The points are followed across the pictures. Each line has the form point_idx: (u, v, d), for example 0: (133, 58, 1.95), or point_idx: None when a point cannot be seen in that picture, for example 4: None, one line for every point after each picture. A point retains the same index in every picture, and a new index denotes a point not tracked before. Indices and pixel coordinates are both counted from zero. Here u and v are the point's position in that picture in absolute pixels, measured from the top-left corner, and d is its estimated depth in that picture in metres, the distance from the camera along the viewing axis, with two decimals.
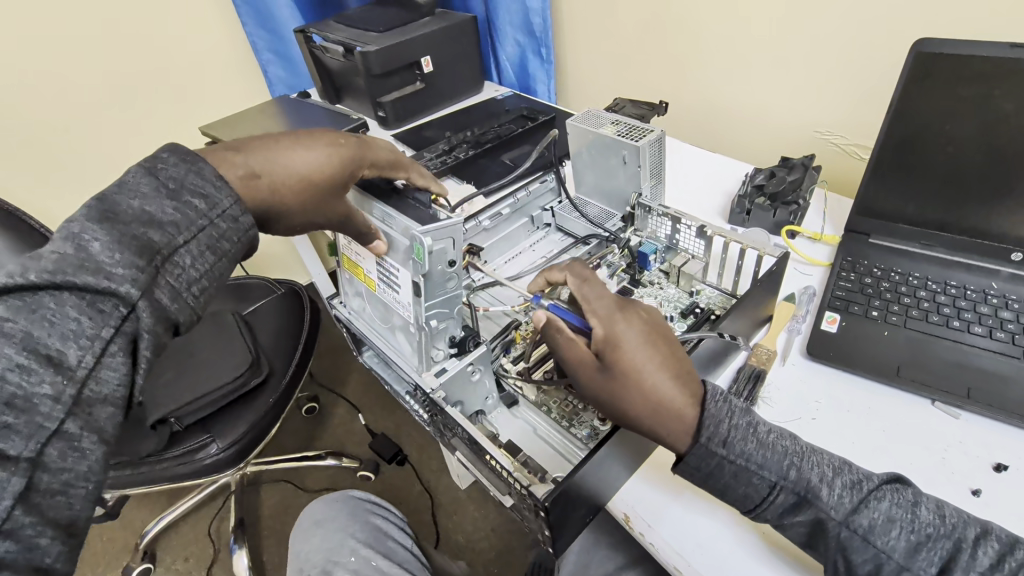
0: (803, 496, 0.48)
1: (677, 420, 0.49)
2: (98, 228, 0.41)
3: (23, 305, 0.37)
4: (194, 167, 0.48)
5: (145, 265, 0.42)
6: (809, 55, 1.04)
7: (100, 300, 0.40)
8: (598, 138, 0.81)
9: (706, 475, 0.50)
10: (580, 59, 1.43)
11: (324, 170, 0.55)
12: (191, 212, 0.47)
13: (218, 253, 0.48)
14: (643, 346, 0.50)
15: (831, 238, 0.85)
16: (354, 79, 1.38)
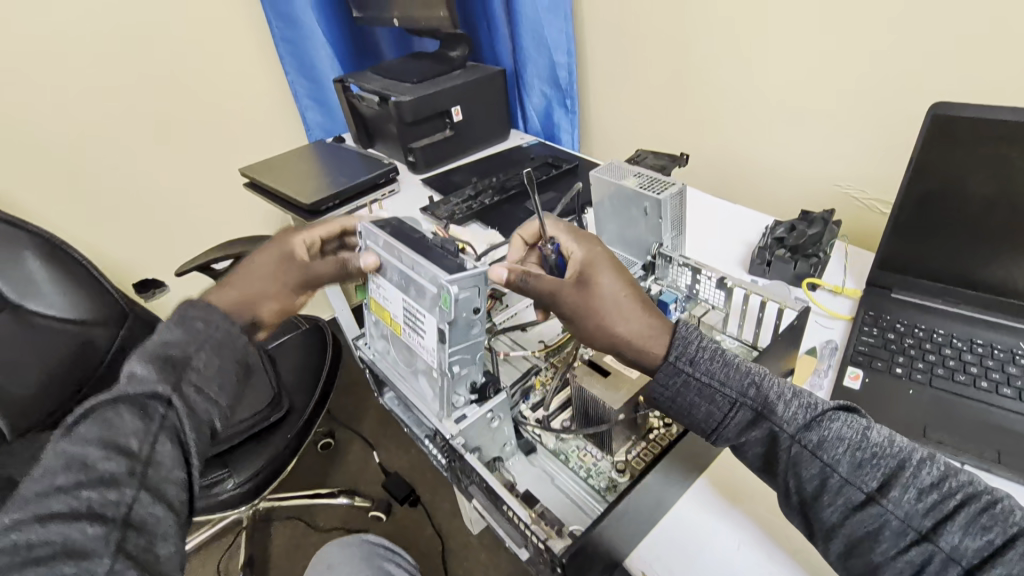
0: (759, 411, 0.51)
1: (643, 335, 0.57)
2: (135, 350, 0.50)
3: (93, 417, 0.45)
4: (199, 298, 0.58)
5: (172, 369, 0.49)
6: (827, 112, 1.07)
7: (144, 401, 0.47)
8: (620, 189, 0.83)
9: (671, 393, 0.55)
10: (603, 110, 1.49)
11: (284, 257, 0.66)
12: (200, 324, 0.54)
13: (234, 345, 0.55)
14: (613, 274, 0.61)
15: (852, 292, 0.85)
16: (387, 126, 1.46)
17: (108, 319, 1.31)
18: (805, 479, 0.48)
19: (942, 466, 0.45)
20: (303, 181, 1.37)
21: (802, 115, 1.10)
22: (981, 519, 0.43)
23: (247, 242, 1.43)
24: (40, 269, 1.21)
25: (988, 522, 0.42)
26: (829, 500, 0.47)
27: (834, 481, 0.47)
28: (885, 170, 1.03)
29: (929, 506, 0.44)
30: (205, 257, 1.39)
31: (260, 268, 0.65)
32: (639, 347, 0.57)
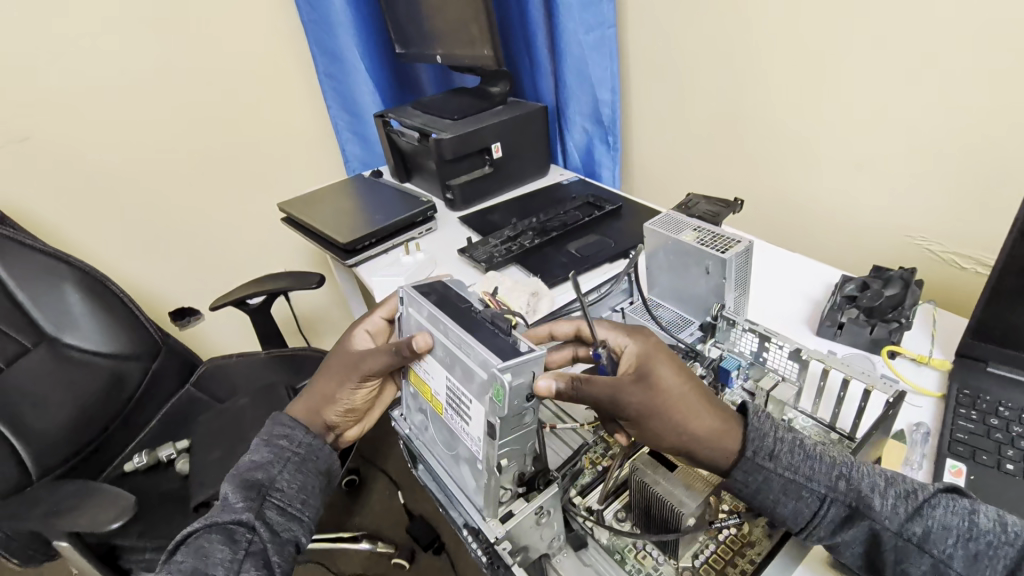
0: (854, 507, 0.46)
1: (717, 434, 0.49)
2: (228, 480, 0.60)
3: (193, 548, 0.54)
4: (279, 418, 0.67)
5: (258, 496, 0.58)
6: (899, 157, 0.98)
7: (234, 530, 0.55)
8: (678, 244, 0.77)
9: (752, 493, 0.49)
10: (647, 147, 1.42)
11: (343, 355, 0.69)
12: (282, 449, 0.64)
13: (309, 470, 0.64)
14: (670, 363, 0.53)
15: (940, 363, 0.75)
16: (425, 162, 1.43)
17: (143, 353, 1.34)
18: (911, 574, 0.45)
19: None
20: (339, 218, 1.34)
21: (870, 160, 1.02)
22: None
23: (281, 279, 1.41)
24: (77, 305, 1.24)
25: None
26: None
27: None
28: (969, 222, 0.93)
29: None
30: (241, 292, 1.38)
31: (327, 374, 0.69)
32: (713, 451, 0.49)
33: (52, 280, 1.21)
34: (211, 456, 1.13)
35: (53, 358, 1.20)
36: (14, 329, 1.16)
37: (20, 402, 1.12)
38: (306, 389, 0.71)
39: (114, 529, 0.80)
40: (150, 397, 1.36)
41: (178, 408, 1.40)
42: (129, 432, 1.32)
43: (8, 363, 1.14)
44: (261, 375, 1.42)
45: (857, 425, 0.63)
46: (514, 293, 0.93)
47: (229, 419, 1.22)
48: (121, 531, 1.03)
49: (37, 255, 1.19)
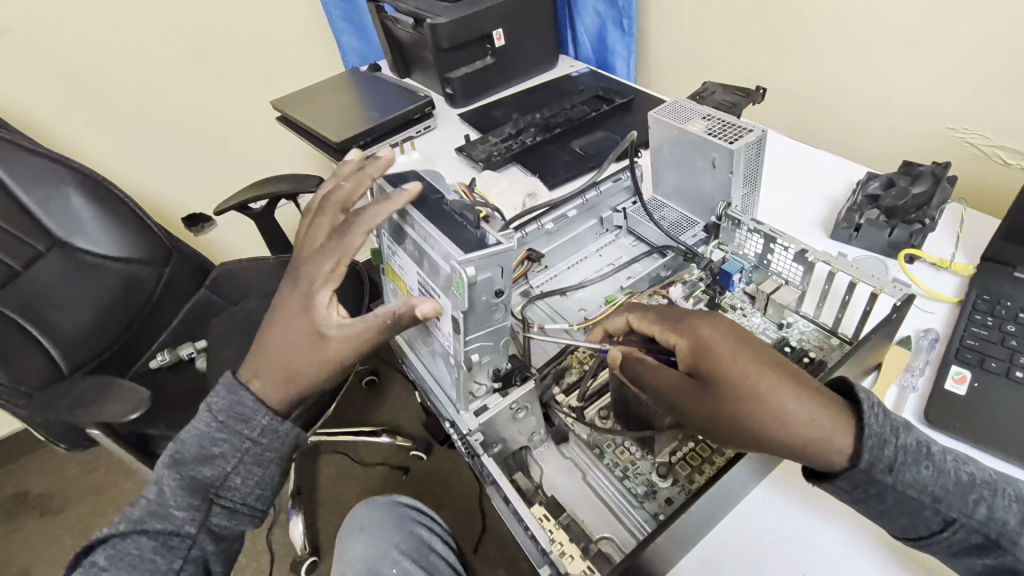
0: (991, 537, 0.42)
1: (827, 429, 0.41)
2: (164, 471, 0.47)
3: (116, 553, 0.45)
4: (234, 394, 0.49)
5: (200, 501, 0.47)
6: (950, 33, 0.84)
7: (169, 538, 0.46)
8: (685, 135, 0.70)
9: (856, 500, 0.44)
10: (664, 32, 1.28)
11: (303, 293, 0.50)
12: (236, 437, 0.48)
13: (274, 466, 0.50)
14: (744, 348, 0.44)
15: (962, 267, 0.69)
16: (423, 53, 1.32)
17: (154, 259, 1.35)
18: (923, 529, 0.44)
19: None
20: (335, 116, 1.27)
21: (916, 37, 0.88)
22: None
23: (284, 181, 1.39)
24: (83, 210, 1.24)
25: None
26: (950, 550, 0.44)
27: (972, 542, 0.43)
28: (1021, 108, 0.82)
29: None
30: (243, 197, 1.36)
31: (290, 337, 0.50)
32: (827, 453, 0.42)
33: (55, 184, 1.20)
34: (226, 355, 1.18)
35: (68, 262, 1.23)
36: (22, 231, 1.17)
37: (41, 304, 1.17)
38: (256, 363, 0.51)
39: (133, 420, 0.85)
40: (166, 300, 1.39)
41: (195, 311, 1.44)
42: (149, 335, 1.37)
43: (27, 265, 1.17)
44: (270, 280, 1.44)
45: (858, 327, 0.60)
46: (506, 196, 0.89)
47: (242, 321, 1.26)
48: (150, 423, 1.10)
49: (36, 158, 1.18)
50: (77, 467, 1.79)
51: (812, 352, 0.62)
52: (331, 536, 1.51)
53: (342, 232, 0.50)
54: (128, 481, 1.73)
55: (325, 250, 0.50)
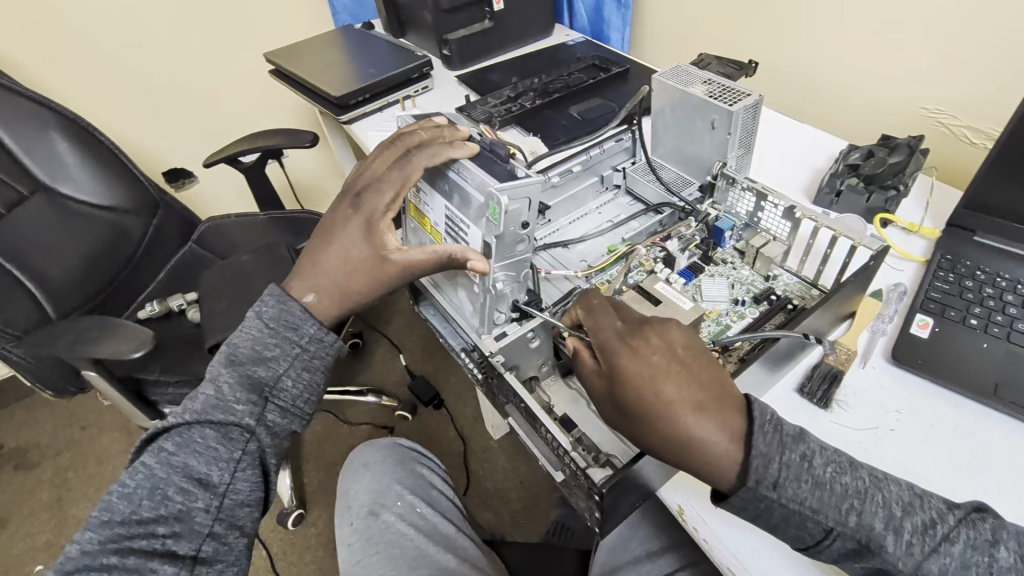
0: (863, 544, 0.42)
1: (714, 456, 0.43)
2: (221, 369, 0.49)
3: (181, 442, 0.47)
4: (285, 304, 0.53)
5: (257, 398, 0.50)
6: (925, 18, 0.89)
7: (230, 430, 0.48)
8: (687, 97, 0.74)
9: (753, 516, 0.44)
10: (659, 5, 1.31)
11: (359, 219, 0.54)
12: (287, 342, 0.52)
13: (321, 371, 0.54)
14: (655, 374, 0.46)
15: (929, 232, 0.76)
16: (421, 13, 1.32)
17: (142, 209, 1.34)
18: (806, 539, 0.44)
19: (933, 510, 0.43)
20: (330, 72, 1.27)
21: (895, 21, 0.93)
22: (989, 545, 0.41)
23: (275, 136, 1.38)
24: (67, 155, 1.21)
25: (984, 559, 0.40)
26: (832, 557, 0.44)
27: (842, 546, 0.43)
28: (987, 94, 0.87)
29: (943, 555, 0.41)
30: (233, 149, 1.35)
31: (341, 262, 0.53)
32: (717, 474, 0.44)
33: (37, 126, 1.17)
34: (219, 306, 1.19)
35: (53, 209, 1.21)
36: (5, 174, 1.14)
37: (28, 248, 1.14)
38: (305, 277, 0.54)
39: (138, 357, 0.88)
40: (154, 252, 1.39)
41: (182, 265, 1.43)
42: (134, 286, 1.36)
43: (10, 209, 1.15)
44: (261, 237, 1.44)
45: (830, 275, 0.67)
46: None
47: (232, 274, 1.27)
48: (144, 368, 1.13)
49: (16, 98, 1.14)
50: (54, 424, 1.78)
51: (795, 301, 0.67)
52: (316, 489, 1.55)
53: (402, 163, 0.53)
54: (109, 437, 1.73)
55: (386, 177, 0.53)
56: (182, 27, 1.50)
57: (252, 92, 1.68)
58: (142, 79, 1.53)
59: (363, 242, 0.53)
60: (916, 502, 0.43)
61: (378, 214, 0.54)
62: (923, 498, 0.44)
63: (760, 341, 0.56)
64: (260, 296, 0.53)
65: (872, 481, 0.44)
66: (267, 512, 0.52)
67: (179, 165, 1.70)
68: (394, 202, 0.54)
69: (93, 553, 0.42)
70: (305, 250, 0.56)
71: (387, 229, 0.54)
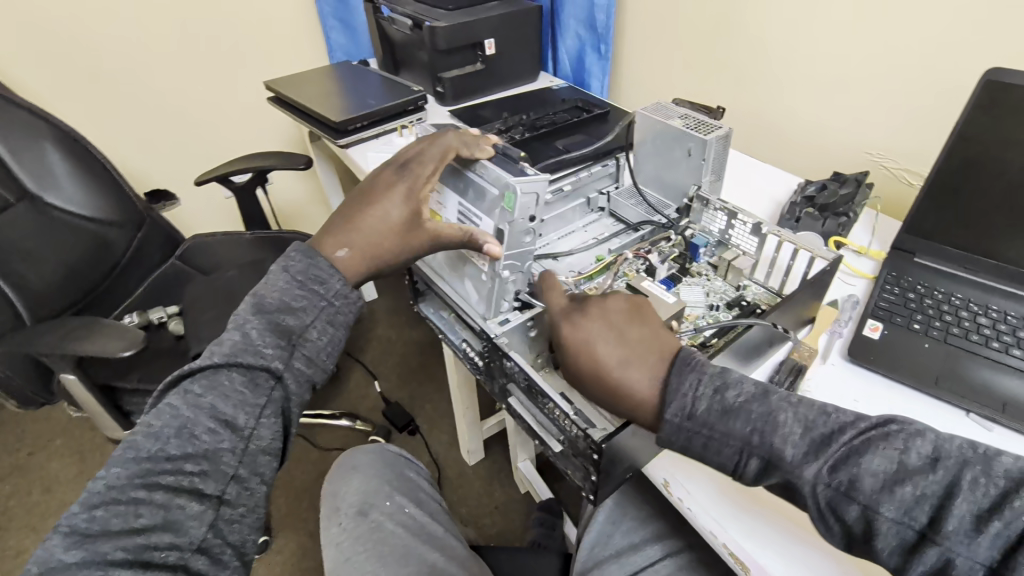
0: (769, 458, 0.45)
1: (641, 395, 0.50)
2: (253, 316, 0.53)
3: (211, 382, 0.50)
4: (313, 259, 0.57)
5: (285, 345, 0.53)
6: (865, 79, 1.04)
7: (258, 374, 0.51)
8: (667, 128, 0.83)
9: (681, 450, 0.49)
10: (636, 59, 1.45)
11: (394, 182, 0.61)
12: (314, 294, 0.56)
13: (342, 326, 0.58)
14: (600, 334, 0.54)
15: (877, 254, 0.86)
16: (416, 53, 1.43)
17: (126, 222, 1.34)
18: (726, 465, 0.47)
19: (835, 422, 0.44)
20: (329, 100, 1.34)
21: (839, 79, 1.07)
22: (898, 452, 0.41)
23: (268, 158, 1.43)
24: (60, 165, 1.23)
25: (892, 465, 0.41)
26: (751, 479, 0.46)
27: (753, 466, 0.46)
28: (919, 142, 1.00)
29: (846, 462, 0.42)
30: (226, 169, 1.39)
31: (377, 220, 0.59)
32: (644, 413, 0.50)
33: (32, 135, 1.19)
34: (204, 317, 1.20)
35: (38, 218, 1.20)
36: None
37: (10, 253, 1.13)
38: (340, 235, 0.59)
39: (128, 355, 0.90)
40: (134, 266, 1.38)
41: (163, 280, 1.43)
42: (113, 299, 1.35)
43: None
44: (245, 254, 1.46)
45: (785, 282, 0.74)
46: None
47: (220, 285, 1.29)
48: (122, 376, 1.12)
49: (14, 108, 1.17)
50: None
51: (761, 307, 0.74)
52: (283, 517, 1.50)
53: (441, 143, 0.62)
54: (60, 463, 1.64)
55: (427, 155, 0.61)
56: (183, 54, 1.57)
57: (245, 119, 1.74)
58: (137, 100, 1.58)
59: (402, 206, 0.60)
60: (819, 417, 0.45)
61: (416, 185, 0.61)
62: (828, 413, 0.45)
63: (733, 328, 0.63)
64: (287, 252, 0.57)
65: (775, 400, 0.47)
66: (285, 466, 0.54)
67: (163, 185, 1.72)
68: (431, 177, 0.62)
69: (121, 488, 0.44)
70: (340, 212, 0.61)
71: (423, 200, 0.61)
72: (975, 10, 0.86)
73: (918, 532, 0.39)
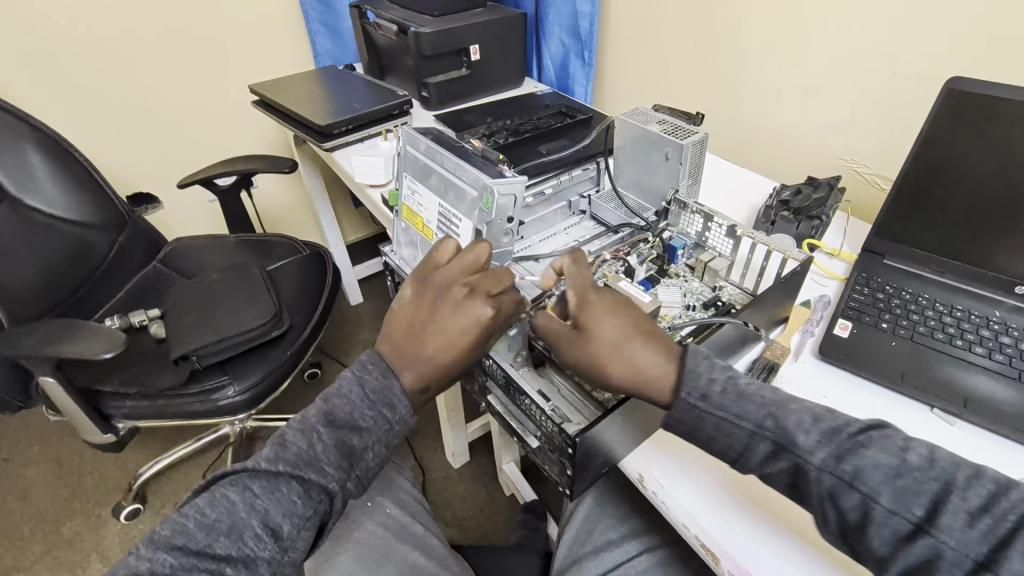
0: (780, 442, 0.49)
1: (658, 374, 0.53)
2: (320, 429, 0.52)
3: (268, 486, 0.50)
4: (389, 379, 0.55)
5: (343, 465, 0.52)
6: (837, 87, 1.07)
7: (314, 489, 0.50)
8: (646, 134, 0.85)
9: (690, 428, 0.53)
10: (619, 66, 1.48)
11: (456, 309, 0.57)
12: (382, 418, 0.54)
13: (396, 445, 0.56)
14: (608, 316, 0.56)
15: (848, 256, 0.89)
16: (402, 58, 1.44)
17: (108, 225, 1.33)
18: (735, 447, 0.51)
19: (842, 418, 0.49)
20: (314, 104, 1.35)
21: (813, 86, 1.11)
22: (899, 450, 0.46)
23: (252, 160, 1.43)
24: (41, 167, 1.22)
25: (893, 460, 0.45)
26: (757, 464, 0.50)
27: (764, 449, 0.50)
28: (888, 147, 1.04)
29: (851, 454, 0.46)
30: (210, 171, 1.39)
31: (445, 346, 0.56)
32: (658, 393, 0.54)
33: (13, 137, 1.18)
34: (186, 319, 1.20)
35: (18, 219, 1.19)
36: None
37: None
38: (411, 365, 0.56)
39: (109, 358, 0.90)
40: (116, 269, 1.37)
41: (145, 283, 1.42)
42: (94, 302, 1.34)
43: None
44: (229, 257, 1.45)
45: (758, 282, 0.77)
46: None
47: (204, 287, 1.28)
48: (103, 378, 1.11)
49: None
50: None
51: (736, 306, 0.76)
52: None
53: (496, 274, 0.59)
54: (38, 469, 1.62)
55: (483, 283, 0.58)
56: (167, 56, 1.57)
57: (230, 122, 1.74)
58: (121, 102, 1.57)
59: (468, 329, 0.56)
60: (828, 413, 0.49)
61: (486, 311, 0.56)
62: (835, 413, 0.50)
63: (706, 327, 0.65)
64: (363, 361, 0.56)
65: (791, 396, 0.51)
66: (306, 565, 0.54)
67: (146, 188, 1.71)
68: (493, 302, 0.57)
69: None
70: (404, 338, 0.57)
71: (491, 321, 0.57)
72: (941, 20, 0.90)
73: (912, 524, 0.43)
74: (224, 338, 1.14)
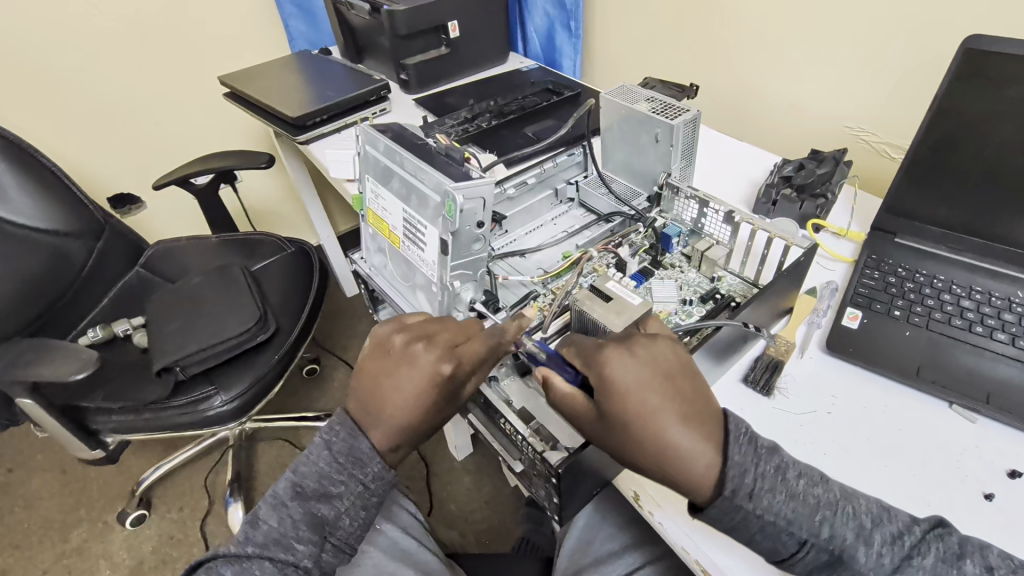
0: (837, 555, 0.44)
1: (700, 465, 0.45)
2: (289, 503, 0.51)
3: (240, 571, 0.48)
4: (355, 437, 0.54)
5: (316, 537, 0.51)
6: (843, 48, 0.99)
7: (288, 568, 0.49)
8: (632, 114, 0.79)
9: (731, 526, 0.46)
10: (608, 34, 1.39)
11: (410, 366, 0.55)
12: (352, 481, 0.53)
13: (374, 504, 0.56)
14: (643, 386, 0.48)
15: (856, 236, 0.83)
16: (378, 39, 1.36)
17: (83, 233, 1.28)
18: (781, 551, 0.46)
19: (899, 523, 0.45)
20: (287, 95, 1.28)
21: (817, 47, 1.02)
22: (956, 561, 0.43)
23: (228, 157, 1.37)
24: (4, 176, 1.16)
25: (951, 573, 0.43)
26: (806, 568, 0.46)
27: (815, 557, 0.45)
28: (897, 113, 0.96)
29: (909, 566, 0.43)
30: (186, 171, 1.33)
31: (394, 393, 0.55)
32: (697, 485, 0.46)
33: None
34: (167, 329, 1.16)
35: None
36: None
37: None
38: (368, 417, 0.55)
39: (80, 379, 0.87)
40: (96, 278, 1.33)
41: (128, 289, 1.38)
42: (76, 313, 1.30)
43: None
44: (211, 259, 1.40)
45: (761, 271, 0.71)
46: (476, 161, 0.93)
47: (186, 293, 1.24)
48: (87, 394, 1.09)
49: None
50: None
51: (737, 299, 0.70)
52: None
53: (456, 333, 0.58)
54: (42, 477, 1.61)
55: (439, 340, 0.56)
56: (134, 51, 1.49)
57: (206, 116, 1.67)
58: (90, 102, 1.50)
59: (418, 385, 0.54)
60: (884, 517, 0.45)
61: (436, 365, 0.54)
62: (889, 512, 0.46)
63: (702, 331, 0.60)
64: (330, 424, 0.54)
65: (843, 494, 0.47)
66: None
67: (125, 189, 1.65)
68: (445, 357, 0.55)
69: None
70: (363, 390, 0.57)
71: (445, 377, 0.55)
72: None
73: None
74: (208, 347, 1.10)
